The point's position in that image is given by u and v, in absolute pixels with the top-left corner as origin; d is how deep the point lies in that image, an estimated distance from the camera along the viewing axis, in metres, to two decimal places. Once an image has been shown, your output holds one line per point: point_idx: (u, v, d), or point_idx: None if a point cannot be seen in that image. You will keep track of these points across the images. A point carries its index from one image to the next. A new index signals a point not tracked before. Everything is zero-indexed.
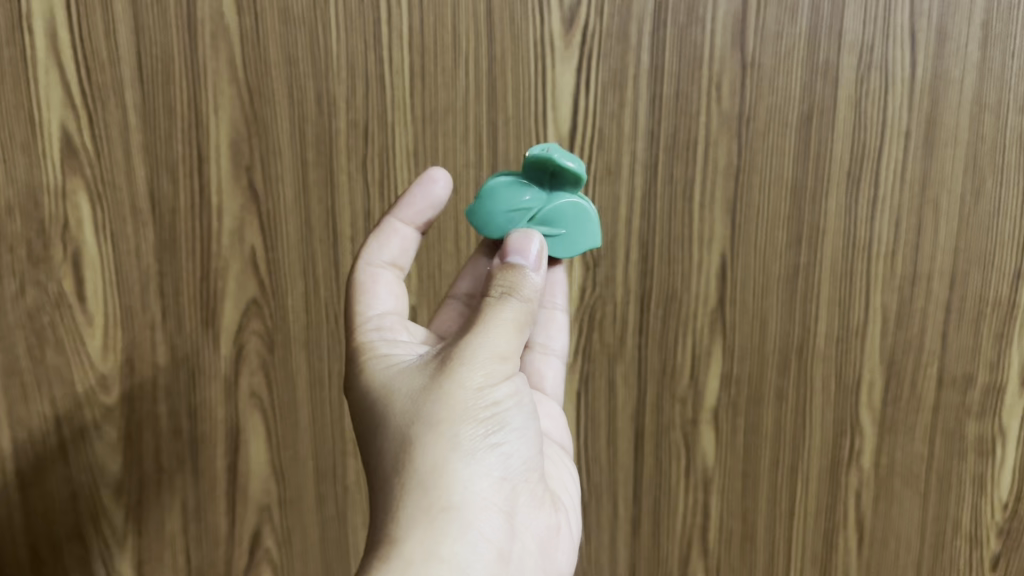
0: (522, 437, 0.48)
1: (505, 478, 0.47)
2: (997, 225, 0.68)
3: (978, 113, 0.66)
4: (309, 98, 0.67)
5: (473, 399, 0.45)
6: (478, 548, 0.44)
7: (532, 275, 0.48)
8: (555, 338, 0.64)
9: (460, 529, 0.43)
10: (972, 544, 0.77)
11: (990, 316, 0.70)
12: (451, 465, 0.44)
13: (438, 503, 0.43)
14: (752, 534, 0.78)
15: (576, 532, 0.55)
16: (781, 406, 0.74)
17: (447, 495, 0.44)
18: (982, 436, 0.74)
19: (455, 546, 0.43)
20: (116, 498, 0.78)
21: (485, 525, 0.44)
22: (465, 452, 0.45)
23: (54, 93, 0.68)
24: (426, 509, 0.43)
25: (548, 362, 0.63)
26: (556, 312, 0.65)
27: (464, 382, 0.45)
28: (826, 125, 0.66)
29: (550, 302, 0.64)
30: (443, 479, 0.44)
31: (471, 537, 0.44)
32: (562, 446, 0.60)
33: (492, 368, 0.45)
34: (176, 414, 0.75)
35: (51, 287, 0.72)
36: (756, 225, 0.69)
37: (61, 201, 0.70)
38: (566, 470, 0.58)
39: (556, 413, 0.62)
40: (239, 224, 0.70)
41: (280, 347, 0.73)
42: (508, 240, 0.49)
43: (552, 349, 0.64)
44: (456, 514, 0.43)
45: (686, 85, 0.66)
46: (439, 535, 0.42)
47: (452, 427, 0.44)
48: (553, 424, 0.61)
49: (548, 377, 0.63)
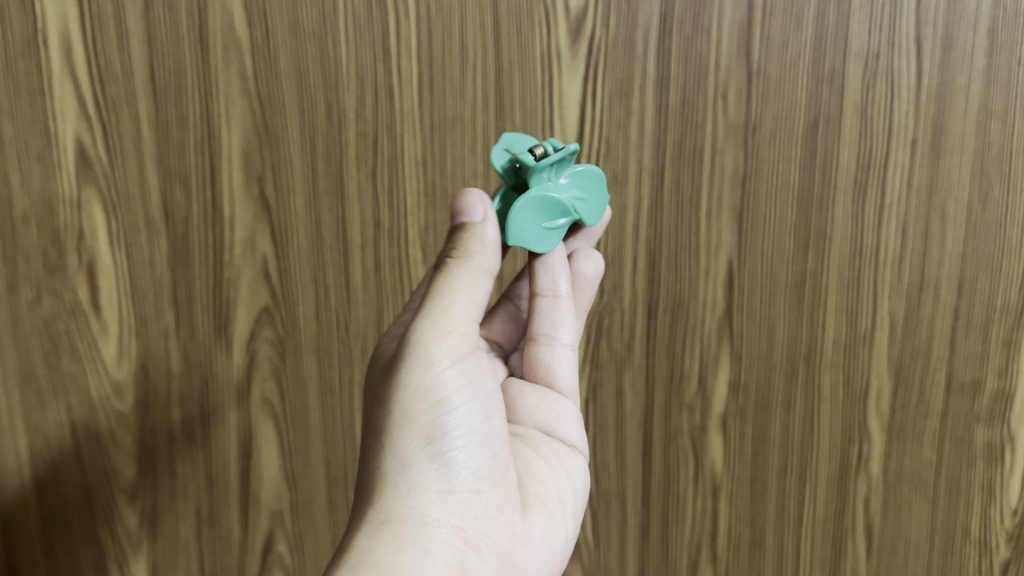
0: (473, 437, 0.48)
1: (457, 486, 0.47)
2: (1004, 231, 0.68)
3: (985, 120, 0.66)
4: (320, 108, 0.68)
5: (409, 406, 0.46)
6: (420, 562, 0.44)
7: (481, 228, 0.48)
8: (561, 327, 0.59)
9: (402, 540, 0.44)
10: (982, 551, 0.76)
11: (998, 323, 0.70)
12: (392, 477, 0.46)
13: (380, 516, 0.45)
14: (762, 540, 0.78)
15: (560, 531, 0.53)
16: (789, 413, 0.74)
17: (389, 508, 0.45)
18: (990, 443, 0.73)
19: (394, 560, 0.44)
20: (130, 503, 0.79)
21: (428, 534, 0.45)
22: (407, 463, 0.46)
23: (69, 105, 0.69)
24: (369, 523, 0.45)
25: (556, 355, 0.59)
26: (560, 298, 0.59)
27: (404, 386, 0.46)
28: (833, 132, 0.67)
29: (552, 289, 0.59)
30: (385, 493, 0.46)
31: (414, 549, 0.45)
32: (569, 444, 0.58)
33: (428, 368, 0.46)
34: (189, 420, 0.76)
35: (66, 295, 0.73)
36: (763, 232, 0.69)
37: (76, 211, 0.71)
38: (559, 469, 0.56)
39: (566, 409, 0.59)
40: (251, 233, 0.71)
41: (291, 355, 0.74)
42: (452, 201, 0.49)
43: (559, 339, 0.59)
44: (397, 527, 0.45)
45: (692, 94, 0.66)
46: (379, 549, 0.44)
47: (392, 438, 0.46)
48: (562, 421, 0.59)
49: (556, 369, 0.59)
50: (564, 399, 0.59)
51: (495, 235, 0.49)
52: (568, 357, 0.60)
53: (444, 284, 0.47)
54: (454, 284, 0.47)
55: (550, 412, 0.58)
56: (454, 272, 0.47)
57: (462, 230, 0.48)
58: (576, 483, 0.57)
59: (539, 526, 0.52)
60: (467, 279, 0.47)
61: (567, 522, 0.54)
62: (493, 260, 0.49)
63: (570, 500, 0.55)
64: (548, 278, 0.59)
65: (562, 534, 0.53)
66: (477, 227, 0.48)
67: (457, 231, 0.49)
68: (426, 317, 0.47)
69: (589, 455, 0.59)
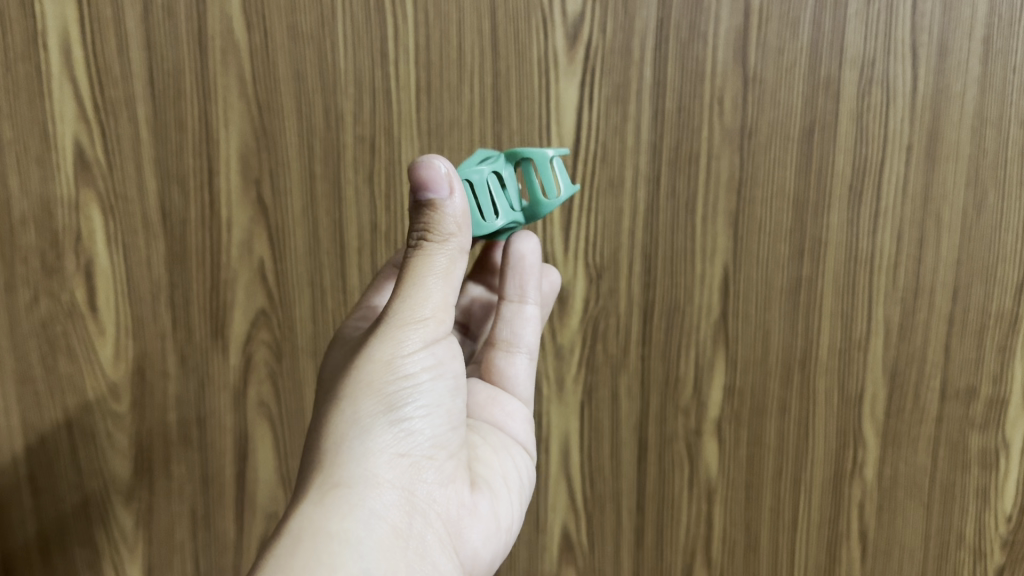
0: (433, 410, 0.47)
1: (411, 456, 0.46)
2: (999, 238, 0.68)
3: (980, 128, 0.66)
4: (318, 112, 0.69)
5: (373, 373, 0.45)
6: (370, 525, 0.43)
7: (449, 205, 0.45)
8: (522, 334, 0.60)
9: (349, 505, 0.42)
10: (977, 556, 0.76)
11: (992, 329, 0.71)
12: (348, 441, 0.44)
13: (331, 478, 0.43)
14: (756, 545, 0.78)
15: (504, 517, 0.52)
16: (784, 417, 0.74)
17: (342, 470, 0.43)
18: (985, 449, 0.73)
19: (344, 521, 0.42)
20: (126, 504, 0.79)
21: (379, 500, 0.44)
22: (364, 427, 0.45)
23: (67, 107, 0.70)
24: (318, 486, 0.43)
25: (514, 360, 0.60)
26: (526, 305, 0.61)
27: (375, 356, 0.45)
28: (828, 139, 0.67)
29: (519, 294, 0.60)
30: (338, 455, 0.44)
31: (363, 512, 0.43)
32: (517, 442, 0.58)
33: (399, 340, 0.45)
34: (186, 422, 0.76)
35: (64, 297, 0.74)
36: (759, 238, 0.69)
37: (73, 213, 0.72)
38: (506, 457, 0.56)
39: (517, 411, 0.59)
40: (248, 236, 0.71)
41: (288, 357, 0.74)
42: (411, 172, 0.44)
43: (519, 345, 0.60)
44: (349, 490, 0.43)
45: (688, 99, 0.67)
46: (329, 512, 0.42)
47: (353, 402, 0.45)
48: (511, 421, 0.58)
49: (512, 375, 0.60)
50: (515, 401, 0.59)
51: (463, 208, 0.46)
52: (526, 364, 0.61)
53: (416, 263, 0.45)
54: (431, 262, 0.45)
55: (493, 407, 0.58)
56: (428, 251, 0.45)
57: (430, 208, 0.45)
58: (523, 477, 0.56)
59: (486, 507, 0.51)
60: (443, 259, 0.45)
61: (513, 504, 0.54)
62: (467, 238, 0.46)
63: (517, 484, 0.55)
64: (516, 284, 0.60)
65: (508, 519, 0.53)
66: (446, 205, 0.45)
67: (423, 208, 0.45)
68: (401, 292, 0.45)
69: (535, 456, 0.59)
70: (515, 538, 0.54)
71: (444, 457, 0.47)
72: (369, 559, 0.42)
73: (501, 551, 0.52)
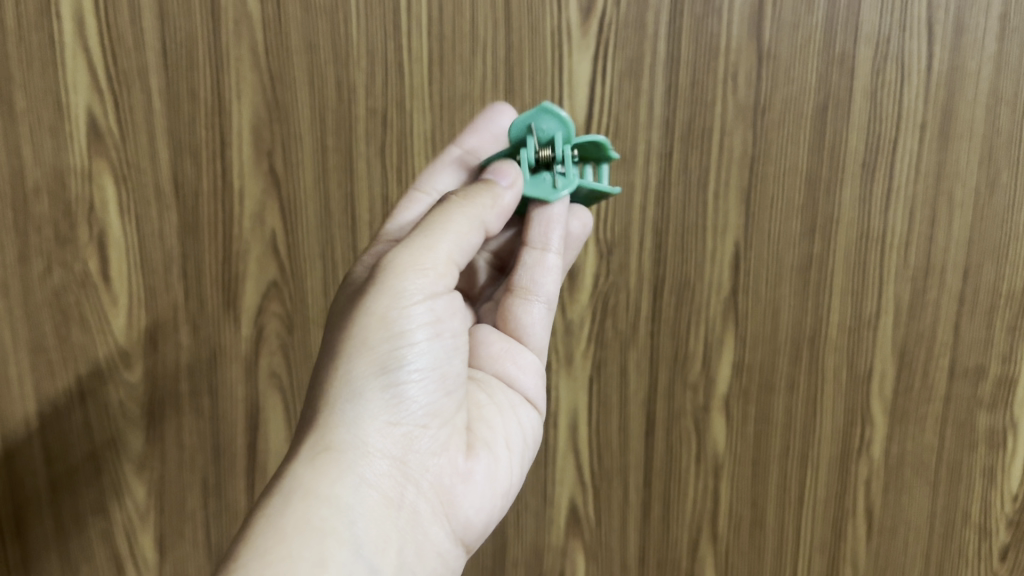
0: (428, 374, 0.47)
1: (406, 422, 0.46)
2: (1011, 218, 0.68)
3: (995, 107, 0.66)
4: (330, 84, 0.68)
5: (370, 334, 0.45)
6: (361, 490, 0.43)
7: (504, 193, 0.50)
8: (541, 284, 0.57)
9: (340, 469, 0.43)
10: (981, 535, 0.77)
11: (1003, 308, 0.71)
12: (341, 401, 0.45)
13: (323, 440, 0.44)
14: (762, 520, 0.78)
15: (500, 482, 0.51)
16: (792, 394, 0.74)
17: (334, 434, 0.44)
18: (993, 428, 0.74)
19: (336, 486, 0.43)
20: (138, 473, 0.79)
21: (368, 467, 0.44)
22: (358, 389, 0.45)
23: (80, 76, 0.70)
24: (312, 447, 0.44)
25: (530, 310, 0.57)
26: (548, 254, 0.56)
27: (370, 312, 0.46)
28: (842, 117, 0.67)
29: (542, 243, 0.56)
30: (332, 417, 0.45)
31: (354, 477, 0.43)
32: (525, 400, 0.56)
33: (395, 296, 0.46)
34: (198, 392, 0.77)
35: (76, 267, 0.74)
36: (771, 214, 0.69)
37: (86, 182, 0.72)
38: (511, 419, 0.54)
39: (529, 363, 0.57)
40: (260, 208, 0.72)
41: (299, 329, 0.74)
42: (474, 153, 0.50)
43: (536, 294, 0.57)
44: (340, 454, 0.44)
45: (702, 74, 0.66)
46: (321, 475, 0.43)
47: (347, 363, 0.45)
48: (523, 374, 0.56)
49: (528, 325, 0.57)
50: (528, 352, 0.57)
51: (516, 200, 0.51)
52: (542, 314, 0.58)
53: (440, 217, 0.48)
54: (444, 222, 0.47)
55: (506, 360, 0.56)
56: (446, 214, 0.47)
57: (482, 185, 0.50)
58: (527, 437, 0.55)
59: (483, 472, 0.50)
60: (463, 222, 0.48)
61: (513, 468, 0.53)
62: (492, 214, 0.49)
63: (519, 442, 0.54)
64: (539, 234, 0.56)
65: (506, 483, 0.52)
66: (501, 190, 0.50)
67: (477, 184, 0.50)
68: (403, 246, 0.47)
69: (543, 415, 0.57)
70: (514, 500, 0.53)
71: (438, 423, 0.48)
72: (359, 525, 0.42)
73: (495, 521, 0.51)
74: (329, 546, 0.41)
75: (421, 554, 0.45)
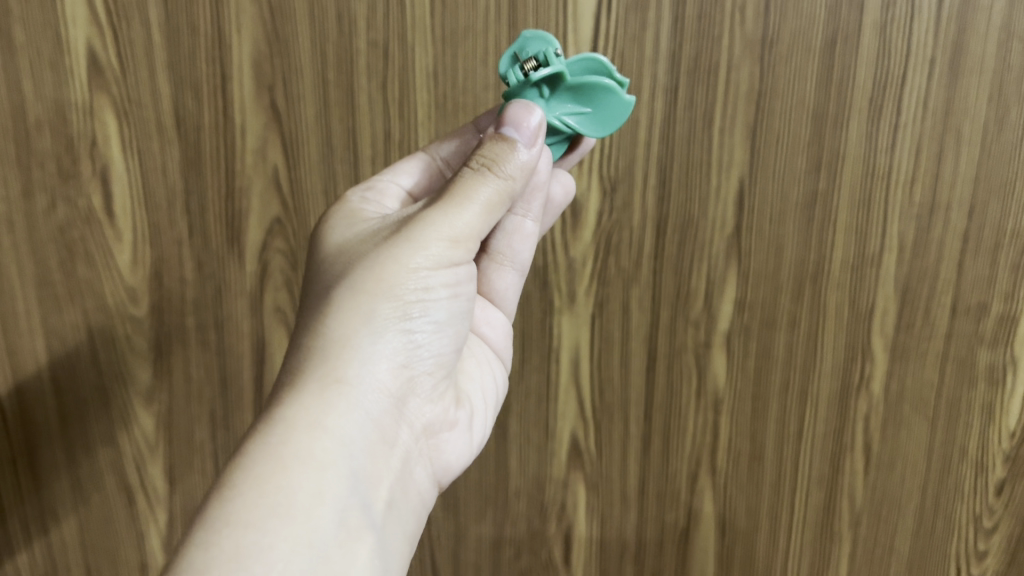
0: (438, 327, 0.48)
1: (415, 369, 0.47)
2: (1018, 155, 0.68)
3: (1006, 41, 0.65)
4: (331, 17, 0.68)
5: (400, 283, 0.45)
6: (364, 426, 0.44)
7: (523, 151, 0.48)
8: (517, 250, 0.59)
9: (348, 404, 0.44)
10: (978, 470, 0.78)
11: (1007, 246, 0.70)
12: (357, 337, 0.45)
13: (334, 372, 0.44)
14: (761, 454, 0.79)
15: (477, 434, 0.54)
16: (793, 331, 0.75)
17: (345, 367, 0.44)
18: (993, 365, 0.74)
19: (341, 420, 0.43)
20: (146, 406, 0.81)
21: (373, 404, 0.45)
22: (375, 329, 0.45)
23: (79, 9, 0.69)
24: (320, 377, 0.44)
25: (503, 275, 0.60)
26: (526, 222, 0.58)
27: (403, 262, 0.45)
28: (850, 50, 0.66)
29: (522, 211, 0.57)
30: (346, 352, 0.44)
31: (359, 412, 0.44)
32: (496, 353, 0.60)
33: (425, 252, 0.46)
34: (204, 327, 0.78)
35: (80, 202, 0.74)
36: (776, 150, 0.69)
37: (88, 117, 0.72)
38: (487, 372, 0.58)
39: (498, 322, 0.61)
40: (263, 143, 0.71)
41: (303, 265, 0.75)
42: (508, 109, 0.48)
43: (512, 261, 0.60)
44: (349, 388, 0.44)
45: (708, 6, 0.65)
46: (329, 407, 0.43)
47: (369, 302, 0.45)
48: (493, 332, 0.60)
49: (501, 288, 0.61)
50: (499, 311, 0.61)
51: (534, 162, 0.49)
52: (515, 279, 0.61)
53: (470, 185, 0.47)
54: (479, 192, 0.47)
55: (480, 320, 0.60)
56: (483, 180, 0.47)
57: (505, 143, 0.47)
58: (498, 390, 0.59)
59: (464, 421, 0.53)
60: (493, 191, 0.47)
61: (487, 417, 0.56)
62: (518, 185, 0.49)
63: (491, 395, 0.58)
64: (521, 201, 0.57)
65: (480, 432, 0.55)
66: (522, 152, 0.48)
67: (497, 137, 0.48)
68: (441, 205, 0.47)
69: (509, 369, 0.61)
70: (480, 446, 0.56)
71: (438, 373, 0.49)
72: (358, 459, 0.43)
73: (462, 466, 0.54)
74: (328, 480, 0.41)
75: (404, 491, 0.47)
